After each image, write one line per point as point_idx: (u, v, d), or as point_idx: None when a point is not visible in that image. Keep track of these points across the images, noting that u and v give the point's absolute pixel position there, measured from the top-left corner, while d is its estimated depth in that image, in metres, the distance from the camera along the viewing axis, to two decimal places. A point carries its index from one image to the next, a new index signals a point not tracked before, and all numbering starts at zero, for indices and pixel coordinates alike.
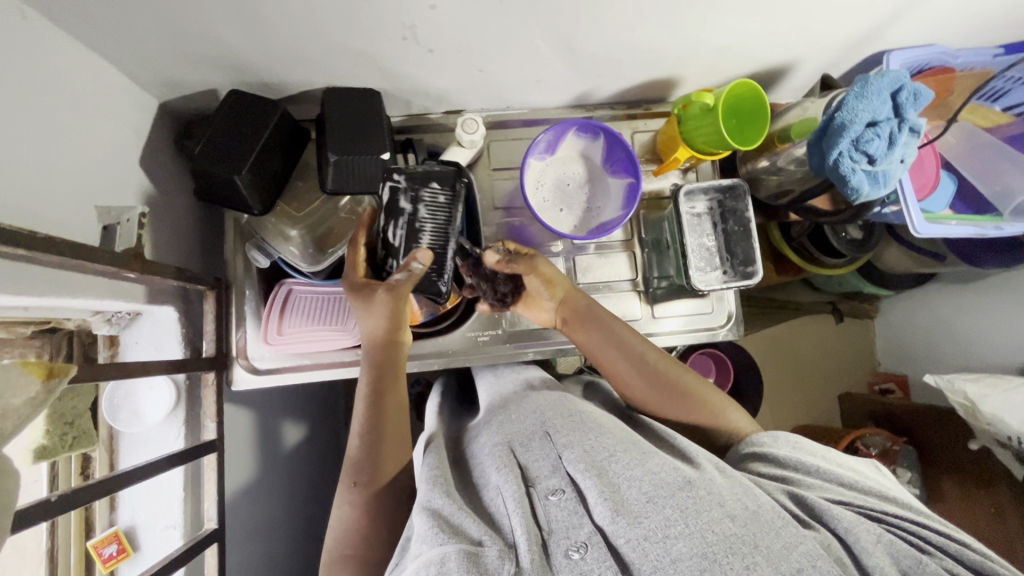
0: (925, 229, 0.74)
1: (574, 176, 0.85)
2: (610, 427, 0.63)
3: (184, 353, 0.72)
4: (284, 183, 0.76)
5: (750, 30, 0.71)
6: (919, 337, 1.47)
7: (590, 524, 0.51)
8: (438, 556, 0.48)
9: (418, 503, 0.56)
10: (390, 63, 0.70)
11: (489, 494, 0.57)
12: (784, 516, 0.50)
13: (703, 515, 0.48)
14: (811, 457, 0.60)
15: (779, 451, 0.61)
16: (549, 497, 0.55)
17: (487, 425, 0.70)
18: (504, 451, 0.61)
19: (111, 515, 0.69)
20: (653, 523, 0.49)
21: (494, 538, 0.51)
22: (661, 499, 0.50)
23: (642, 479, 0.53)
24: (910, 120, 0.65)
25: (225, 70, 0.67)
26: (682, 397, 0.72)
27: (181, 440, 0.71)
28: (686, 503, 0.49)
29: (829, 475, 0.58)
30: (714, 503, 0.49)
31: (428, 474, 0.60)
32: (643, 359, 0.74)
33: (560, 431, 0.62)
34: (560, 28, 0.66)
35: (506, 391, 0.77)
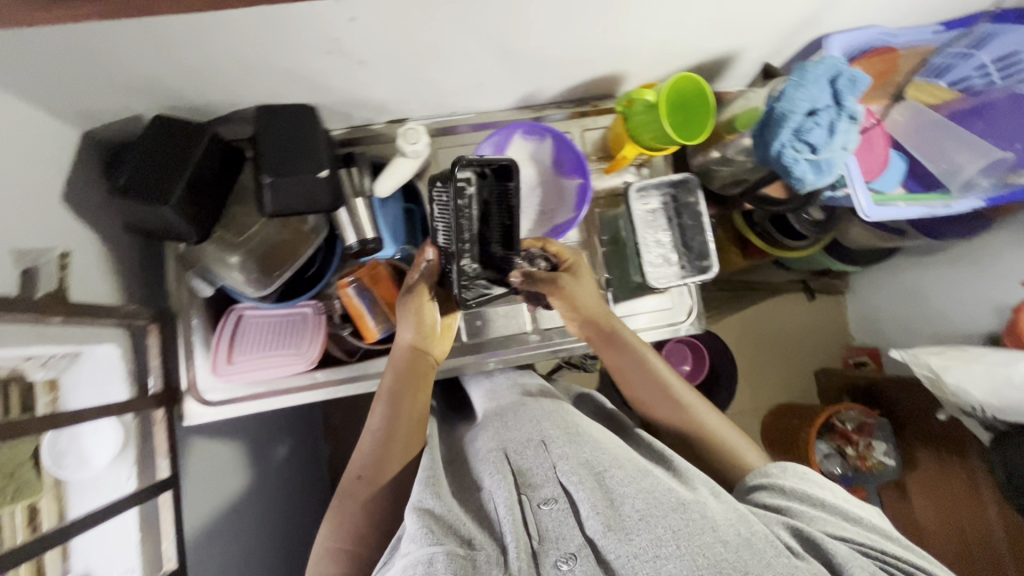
0: (873, 212, 0.74)
1: (525, 180, 0.82)
2: (607, 441, 0.63)
3: (131, 392, 0.69)
4: (222, 208, 0.73)
5: (687, 23, 0.70)
6: (889, 311, 1.48)
7: (580, 536, 0.51)
8: (426, 556, 0.48)
9: (411, 503, 0.56)
10: (321, 77, 0.67)
11: (483, 498, 0.58)
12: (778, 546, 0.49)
13: (697, 539, 0.48)
14: (818, 491, 0.58)
15: (786, 482, 0.59)
16: (541, 506, 0.55)
17: (483, 430, 0.70)
18: (499, 457, 0.62)
19: (64, 565, 0.61)
20: (643, 542, 0.48)
21: (486, 542, 0.52)
22: (655, 518, 0.50)
23: (636, 496, 0.52)
24: (849, 107, 0.64)
25: (146, 96, 0.64)
26: (692, 432, 0.71)
27: (133, 481, 0.69)
28: (679, 525, 0.49)
29: (831, 510, 0.56)
30: (706, 527, 0.49)
31: (422, 476, 0.60)
32: (658, 382, 0.74)
33: (557, 441, 0.61)
34: (492, 32, 0.64)
35: (505, 396, 0.76)
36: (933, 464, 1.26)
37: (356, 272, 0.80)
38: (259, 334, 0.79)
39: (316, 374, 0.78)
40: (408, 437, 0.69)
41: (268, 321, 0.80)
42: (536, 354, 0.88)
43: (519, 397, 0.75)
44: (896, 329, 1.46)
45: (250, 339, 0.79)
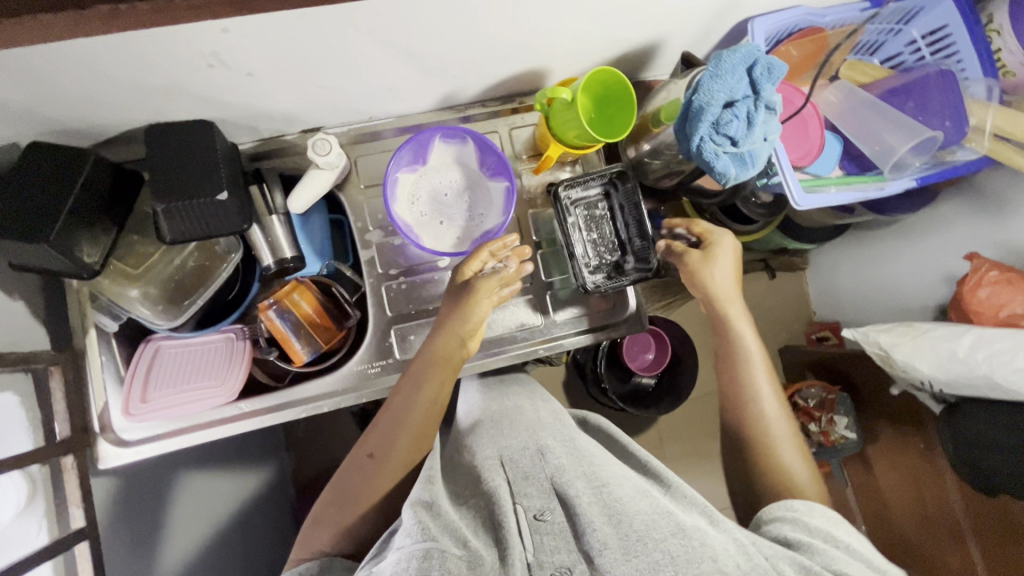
0: (805, 200, 0.72)
1: (451, 186, 0.79)
2: (604, 454, 0.63)
3: (34, 441, 0.63)
4: (114, 238, 0.68)
5: (601, 14, 0.66)
6: (845, 287, 1.48)
7: (576, 554, 0.51)
8: (421, 552, 0.49)
9: (409, 500, 0.57)
10: (212, 93, 0.63)
11: (481, 503, 0.59)
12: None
13: (695, 566, 0.46)
14: (843, 535, 0.57)
15: (810, 521, 0.59)
16: (538, 520, 0.54)
17: (480, 433, 0.70)
18: (496, 467, 0.62)
19: None
20: (642, 564, 0.47)
21: (485, 548, 0.52)
22: (653, 541, 0.49)
23: (636, 517, 0.51)
24: (767, 96, 0.61)
25: (14, 123, 0.58)
26: (762, 428, 0.72)
27: (45, 533, 0.63)
28: (677, 551, 0.47)
29: (849, 552, 0.55)
30: (706, 556, 0.47)
31: (422, 478, 0.62)
32: (750, 371, 0.75)
33: (555, 450, 0.62)
34: (391, 36, 0.60)
35: (501, 402, 0.77)
36: (893, 435, 1.27)
37: (274, 295, 0.77)
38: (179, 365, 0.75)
39: (241, 405, 0.75)
40: (425, 423, 0.68)
41: (186, 351, 0.75)
42: (472, 367, 0.82)
43: (519, 402, 0.76)
44: (856, 307, 1.46)
45: (168, 373, 0.74)
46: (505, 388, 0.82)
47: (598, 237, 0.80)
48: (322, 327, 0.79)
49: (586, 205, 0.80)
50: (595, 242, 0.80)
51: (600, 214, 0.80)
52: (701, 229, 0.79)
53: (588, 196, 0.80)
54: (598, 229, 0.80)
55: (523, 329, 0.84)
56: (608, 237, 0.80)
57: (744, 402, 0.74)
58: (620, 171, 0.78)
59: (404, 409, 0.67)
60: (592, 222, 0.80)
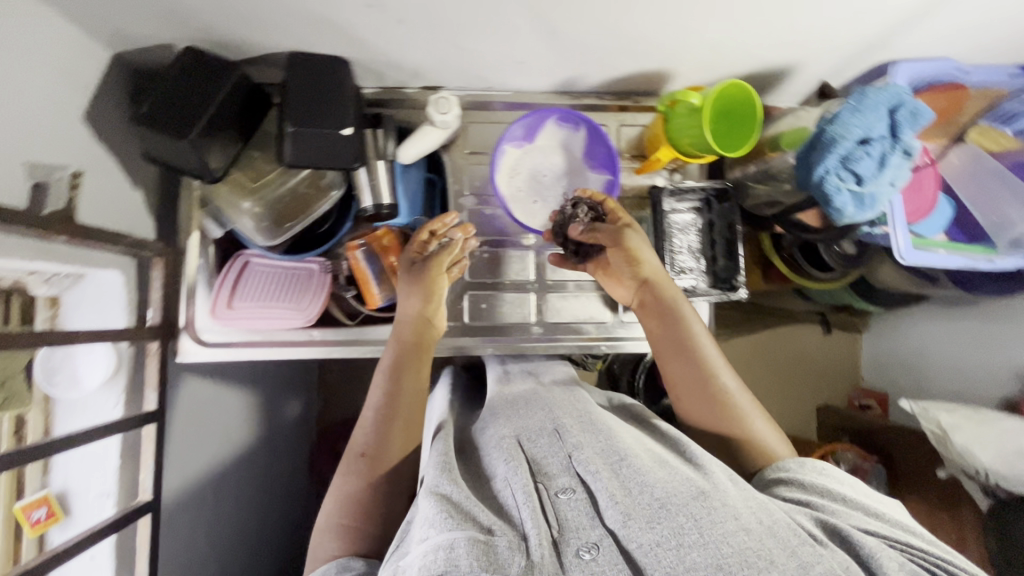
0: (910, 256, 0.70)
1: (552, 168, 0.81)
2: (622, 432, 0.60)
3: (127, 322, 0.69)
4: (241, 150, 0.71)
5: (747, 28, 0.66)
6: (903, 357, 1.43)
7: (601, 527, 0.47)
8: (445, 542, 0.44)
9: (426, 487, 0.53)
10: (358, 32, 0.65)
11: (496, 488, 0.54)
12: (800, 535, 0.45)
13: (719, 527, 0.44)
14: (836, 484, 0.55)
15: (803, 477, 0.55)
16: (558, 496, 0.51)
17: (492, 419, 0.67)
18: (511, 445, 0.58)
19: (43, 478, 0.67)
20: (666, 529, 0.44)
21: (504, 529, 0.47)
22: (675, 506, 0.46)
23: (654, 485, 0.49)
24: (905, 141, 0.60)
25: (178, 25, 0.62)
26: (722, 406, 0.64)
27: (119, 409, 0.70)
28: (700, 513, 0.45)
29: (847, 502, 0.52)
30: (728, 515, 0.45)
31: (437, 462, 0.57)
32: (693, 349, 0.66)
33: (570, 430, 0.59)
34: (541, 10, 0.61)
35: (517, 385, 0.73)
36: (925, 519, 1.22)
37: (365, 236, 0.81)
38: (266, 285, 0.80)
39: (313, 332, 0.79)
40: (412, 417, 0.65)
41: (273, 273, 0.80)
42: (536, 349, 0.82)
43: (534, 386, 0.72)
44: (911, 380, 1.39)
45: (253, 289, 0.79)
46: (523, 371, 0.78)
47: (692, 249, 0.78)
48: (401, 279, 0.82)
49: (684, 215, 0.78)
50: (686, 255, 0.78)
51: (695, 228, 0.78)
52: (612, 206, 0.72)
53: (684, 207, 0.79)
54: (691, 241, 0.78)
55: (589, 322, 0.84)
56: (699, 250, 0.78)
57: (698, 384, 0.65)
58: (721, 190, 0.78)
59: (394, 401, 0.65)
60: (685, 233, 0.78)
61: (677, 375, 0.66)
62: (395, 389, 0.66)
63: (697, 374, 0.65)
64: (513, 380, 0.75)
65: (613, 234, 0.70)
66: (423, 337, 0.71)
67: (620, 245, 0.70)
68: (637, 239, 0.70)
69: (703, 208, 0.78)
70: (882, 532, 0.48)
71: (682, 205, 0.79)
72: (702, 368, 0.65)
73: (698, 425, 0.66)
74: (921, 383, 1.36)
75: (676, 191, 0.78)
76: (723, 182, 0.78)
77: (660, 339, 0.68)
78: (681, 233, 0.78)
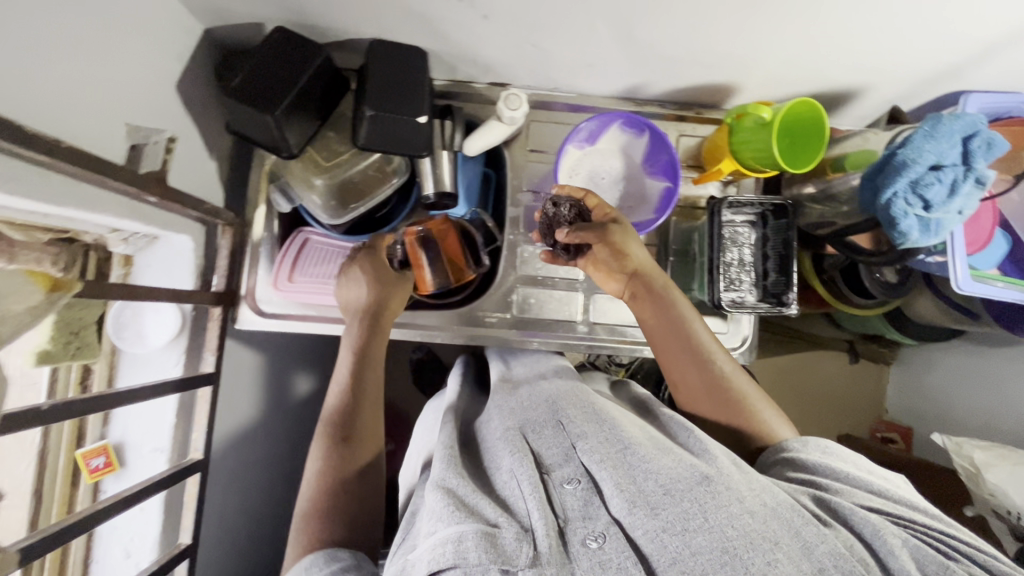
0: (967, 286, 0.72)
1: (610, 172, 0.82)
2: (622, 419, 0.61)
3: (194, 285, 0.72)
4: (318, 130, 0.74)
5: (822, 48, 0.67)
6: (931, 398, 1.36)
7: (606, 516, 0.50)
8: (455, 534, 0.47)
9: (433, 481, 0.56)
10: (442, 24, 0.67)
11: (501, 478, 0.56)
12: (805, 515, 0.48)
13: (724, 511, 0.47)
14: (842, 465, 0.59)
15: (810, 457, 0.59)
16: (563, 486, 0.54)
17: (496, 406, 0.69)
18: (516, 435, 0.60)
19: (103, 429, 0.71)
20: (671, 515, 0.47)
21: (510, 520, 0.50)
22: (679, 493, 0.49)
23: (658, 473, 0.51)
24: (978, 170, 0.60)
25: (272, 5, 0.65)
26: (727, 393, 0.70)
27: (179, 367, 0.72)
28: (705, 498, 0.48)
29: (853, 481, 0.57)
30: (733, 498, 0.48)
31: (443, 456, 0.60)
32: (693, 339, 0.71)
33: (573, 420, 0.60)
34: (625, 14, 0.63)
35: (521, 375, 0.75)
36: None
37: (423, 223, 0.82)
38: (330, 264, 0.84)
39: None
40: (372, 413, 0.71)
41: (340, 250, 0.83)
42: (581, 346, 0.84)
43: (540, 374, 0.74)
44: (933, 410, 1.34)
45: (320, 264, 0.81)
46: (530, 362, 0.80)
47: (743, 263, 0.79)
48: (453, 263, 0.82)
49: (739, 229, 0.79)
50: (737, 268, 0.79)
51: (748, 242, 0.79)
52: (597, 203, 0.74)
53: (738, 221, 0.79)
54: (743, 255, 0.79)
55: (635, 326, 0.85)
56: (750, 264, 0.79)
57: (699, 371, 0.71)
58: (779, 206, 0.78)
59: (357, 394, 0.71)
60: (738, 246, 0.79)
61: (680, 365, 0.72)
62: (357, 380, 0.72)
63: (698, 361, 0.71)
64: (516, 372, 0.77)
65: (600, 231, 0.71)
66: (381, 325, 0.75)
67: (610, 241, 0.71)
68: (629, 238, 0.71)
69: (758, 223, 0.79)
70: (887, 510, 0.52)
71: (738, 218, 0.79)
72: (703, 357, 0.71)
73: (703, 412, 0.72)
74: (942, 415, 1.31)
75: (734, 204, 0.78)
76: (783, 198, 0.77)
77: (663, 335, 0.72)
78: (734, 246, 0.79)
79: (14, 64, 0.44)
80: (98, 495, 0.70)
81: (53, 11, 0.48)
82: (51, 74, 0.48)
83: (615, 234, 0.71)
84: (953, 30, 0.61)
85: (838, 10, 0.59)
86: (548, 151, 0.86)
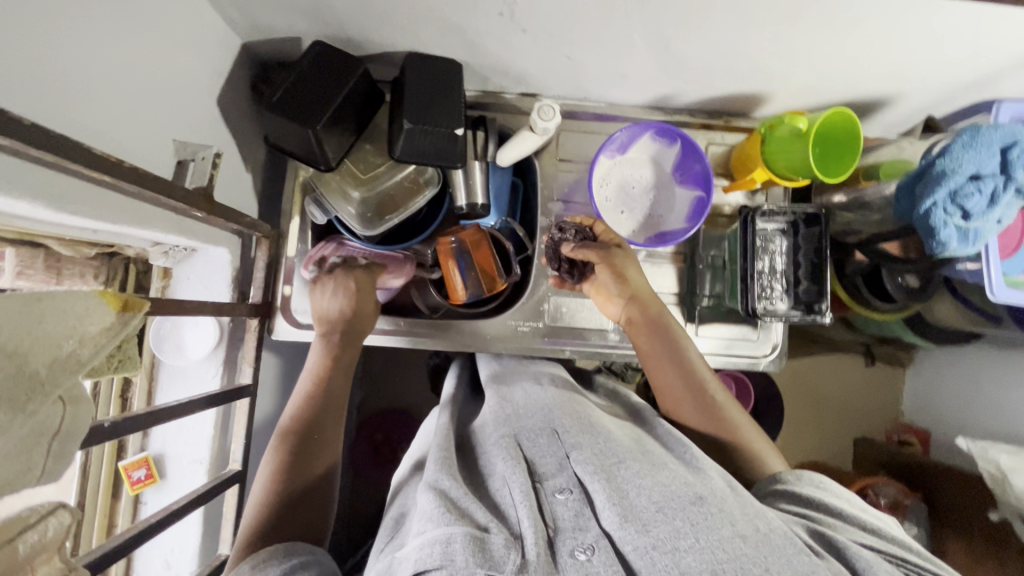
0: (1002, 293, 0.73)
1: (640, 180, 0.83)
2: (618, 433, 0.61)
3: (231, 296, 0.72)
4: (355, 141, 0.75)
5: (856, 60, 0.68)
6: (948, 403, 1.32)
7: (596, 528, 0.49)
8: (444, 536, 0.46)
9: (425, 482, 0.55)
10: (479, 37, 0.68)
11: (495, 484, 0.56)
12: (798, 545, 0.46)
13: (716, 532, 0.44)
14: (833, 499, 0.56)
15: (801, 489, 0.57)
16: (555, 495, 0.53)
17: (491, 411, 0.69)
18: (511, 443, 0.60)
19: (143, 441, 0.71)
20: (662, 533, 0.45)
21: (500, 527, 0.49)
22: (671, 510, 0.47)
23: (652, 488, 0.49)
24: (1018, 180, 0.60)
25: (312, 20, 0.66)
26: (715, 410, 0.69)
27: (217, 379, 0.72)
28: (698, 517, 0.46)
29: (844, 516, 0.54)
30: (725, 521, 0.46)
31: (436, 459, 0.59)
32: (682, 356, 0.71)
33: (570, 431, 0.60)
34: (662, 28, 0.63)
35: (515, 380, 0.75)
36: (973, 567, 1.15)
37: (456, 232, 0.82)
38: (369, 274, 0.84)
39: (399, 320, 0.84)
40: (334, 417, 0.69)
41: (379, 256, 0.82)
42: (612, 355, 0.84)
43: (535, 381, 0.73)
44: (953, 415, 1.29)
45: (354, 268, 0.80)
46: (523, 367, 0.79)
47: (775, 271, 0.79)
48: (488, 276, 0.83)
49: (771, 237, 0.79)
50: (770, 276, 0.79)
51: (779, 249, 0.80)
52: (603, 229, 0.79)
53: (770, 228, 0.79)
54: (775, 263, 0.79)
55: None
56: (782, 272, 0.80)
57: (687, 387, 0.70)
58: (812, 214, 0.78)
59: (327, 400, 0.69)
60: (769, 254, 0.79)
61: (667, 377, 0.71)
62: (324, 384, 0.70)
63: (687, 378, 0.70)
64: (511, 375, 0.77)
65: (605, 251, 0.76)
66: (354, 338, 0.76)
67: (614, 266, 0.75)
68: (626, 263, 0.76)
69: (789, 231, 0.80)
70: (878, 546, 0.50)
71: (770, 226, 0.79)
72: (692, 374, 0.71)
73: (688, 427, 0.71)
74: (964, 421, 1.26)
75: (769, 212, 0.78)
76: (818, 206, 0.77)
77: (653, 350, 0.73)
78: (766, 255, 0.79)
79: (75, 87, 0.45)
80: (139, 506, 0.71)
81: (111, 32, 0.49)
82: (108, 95, 0.49)
83: (617, 256, 0.75)
84: (991, 42, 0.61)
85: (876, 25, 0.60)
86: (578, 160, 0.86)
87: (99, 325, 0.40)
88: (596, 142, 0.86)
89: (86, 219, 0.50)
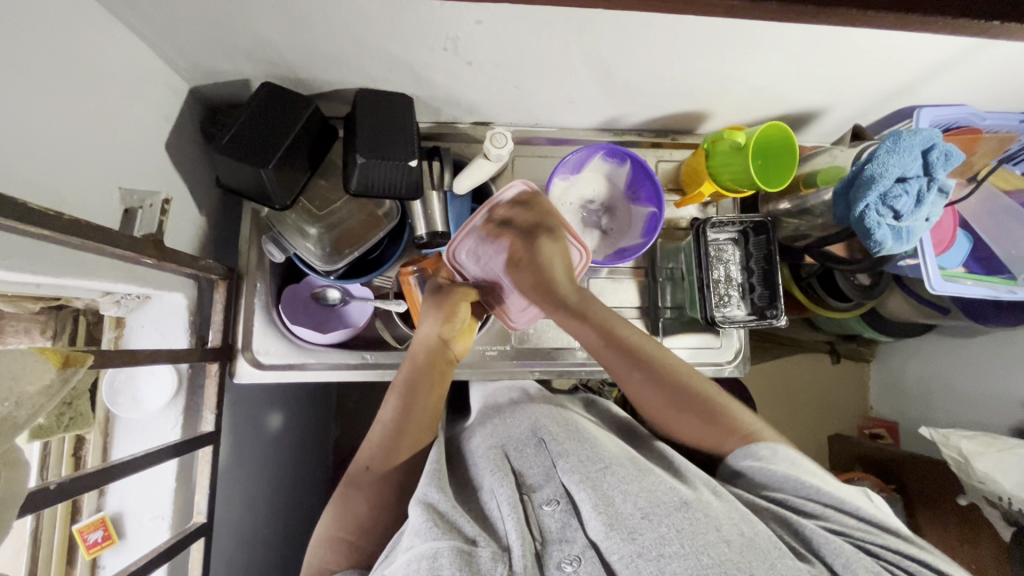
0: (939, 286, 0.76)
1: (596, 200, 0.86)
2: (606, 441, 0.61)
3: (189, 343, 0.71)
4: (308, 177, 0.75)
5: (784, 77, 0.72)
6: (910, 392, 1.36)
7: (583, 539, 0.50)
8: (431, 551, 0.47)
9: (415, 497, 0.56)
10: (426, 71, 0.70)
11: (483, 497, 0.57)
12: (782, 548, 0.47)
13: (700, 537, 0.46)
14: (810, 478, 0.57)
15: (776, 469, 0.58)
16: (543, 507, 0.54)
17: (482, 426, 0.70)
18: (498, 454, 0.61)
19: (99, 501, 0.68)
20: (648, 540, 0.46)
21: (489, 540, 0.50)
22: (657, 517, 0.48)
23: (638, 495, 0.50)
24: (939, 180, 0.65)
25: (259, 62, 0.67)
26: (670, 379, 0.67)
27: (177, 430, 0.70)
28: (683, 523, 0.47)
29: (823, 498, 0.54)
30: (710, 526, 0.47)
31: (428, 471, 0.60)
32: (642, 356, 0.69)
33: (556, 439, 0.61)
34: (600, 55, 0.66)
35: (503, 397, 0.76)
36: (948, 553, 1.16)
37: (420, 262, 0.84)
38: (348, 305, 0.86)
39: (366, 354, 0.81)
40: (424, 431, 0.68)
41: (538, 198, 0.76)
42: (581, 373, 0.86)
43: (518, 396, 0.75)
44: (915, 406, 1.34)
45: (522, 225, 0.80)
46: (499, 384, 0.82)
47: (731, 280, 0.83)
48: None
49: (723, 248, 0.83)
50: (724, 285, 0.82)
51: (731, 259, 0.83)
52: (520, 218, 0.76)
53: (721, 238, 0.83)
54: (729, 273, 0.83)
55: None
56: (736, 281, 0.83)
57: (666, 396, 0.67)
58: (759, 224, 0.81)
59: (407, 417, 0.68)
60: (723, 263, 0.82)
61: (636, 387, 0.68)
62: (409, 404, 0.69)
63: (658, 383, 0.67)
64: (499, 388, 0.80)
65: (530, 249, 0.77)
66: (438, 368, 0.73)
67: (541, 272, 0.77)
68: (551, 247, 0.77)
69: (740, 240, 0.83)
70: (860, 532, 0.50)
71: (721, 237, 0.83)
72: (660, 375, 0.67)
73: (647, 404, 0.68)
74: (927, 411, 1.30)
75: (717, 225, 0.81)
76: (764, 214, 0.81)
77: (619, 367, 0.69)
78: (720, 264, 0.83)
79: (11, 142, 0.45)
80: (97, 571, 0.67)
81: (47, 85, 0.48)
82: (45, 148, 0.48)
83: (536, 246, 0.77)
84: (902, 55, 0.66)
85: (797, 44, 0.64)
86: (535, 184, 0.89)
87: (37, 384, 0.39)
88: (551, 165, 0.89)
89: (27, 275, 0.48)
